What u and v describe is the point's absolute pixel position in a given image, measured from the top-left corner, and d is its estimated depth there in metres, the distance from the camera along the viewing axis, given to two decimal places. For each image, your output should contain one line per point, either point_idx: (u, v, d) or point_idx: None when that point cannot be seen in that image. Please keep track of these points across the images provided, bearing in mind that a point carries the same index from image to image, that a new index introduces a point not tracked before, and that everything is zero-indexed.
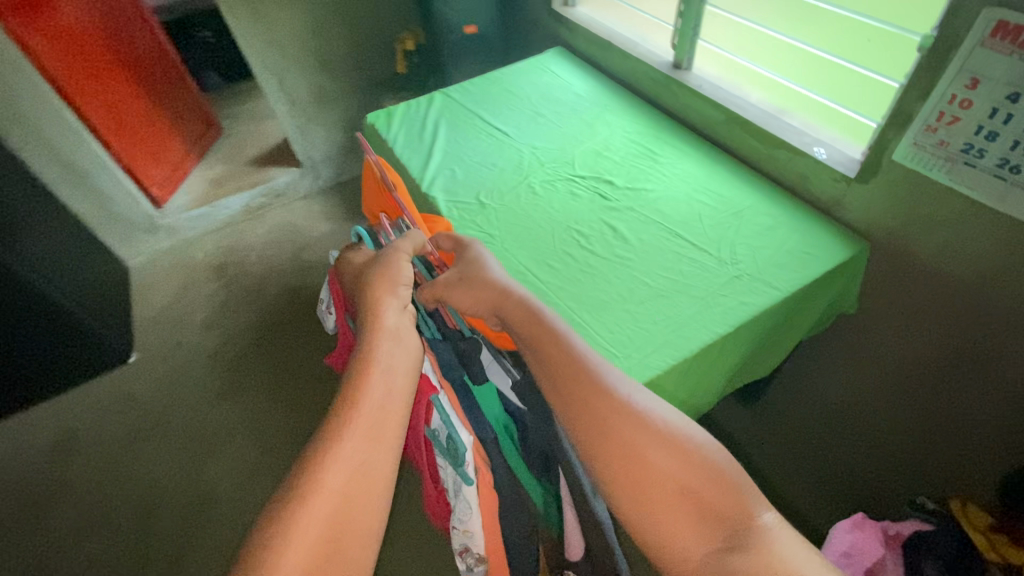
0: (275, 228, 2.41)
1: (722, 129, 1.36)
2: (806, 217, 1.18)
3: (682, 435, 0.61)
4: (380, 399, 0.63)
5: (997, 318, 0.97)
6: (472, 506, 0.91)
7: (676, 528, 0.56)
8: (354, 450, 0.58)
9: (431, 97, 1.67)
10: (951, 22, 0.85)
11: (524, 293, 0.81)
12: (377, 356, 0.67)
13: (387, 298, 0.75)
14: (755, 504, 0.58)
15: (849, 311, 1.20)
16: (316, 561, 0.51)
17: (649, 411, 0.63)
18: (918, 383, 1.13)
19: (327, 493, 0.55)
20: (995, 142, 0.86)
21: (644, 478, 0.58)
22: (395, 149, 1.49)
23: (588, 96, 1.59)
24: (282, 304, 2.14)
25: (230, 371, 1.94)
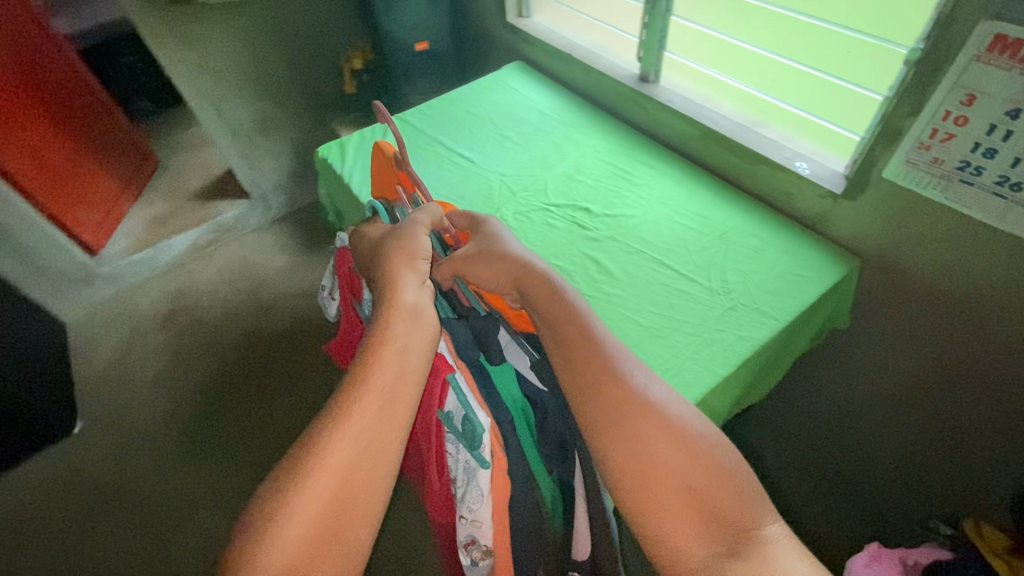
0: (226, 264, 2.23)
1: (697, 144, 1.30)
2: (794, 236, 1.13)
3: (694, 429, 0.59)
4: (391, 377, 0.64)
5: (1000, 337, 0.93)
6: (482, 491, 0.76)
7: (676, 527, 0.54)
8: (359, 426, 0.60)
9: (386, 124, 1.55)
10: (941, 37, 0.81)
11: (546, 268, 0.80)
12: (389, 335, 0.68)
13: (406, 273, 0.77)
14: (763, 511, 0.56)
15: (843, 328, 1.16)
16: (315, 530, 0.54)
17: (662, 399, 0.62)
18: (917, 400, 1.10)
19: (332, 464, 0.57)
20: (993, 159, 0.81)
21: (652, 468, 0.56)
22: (352, 186, 1.37)
23: (554, 114, 1.51)
24: (241, 350, 1.97)
25: (190, 432, 1.77)
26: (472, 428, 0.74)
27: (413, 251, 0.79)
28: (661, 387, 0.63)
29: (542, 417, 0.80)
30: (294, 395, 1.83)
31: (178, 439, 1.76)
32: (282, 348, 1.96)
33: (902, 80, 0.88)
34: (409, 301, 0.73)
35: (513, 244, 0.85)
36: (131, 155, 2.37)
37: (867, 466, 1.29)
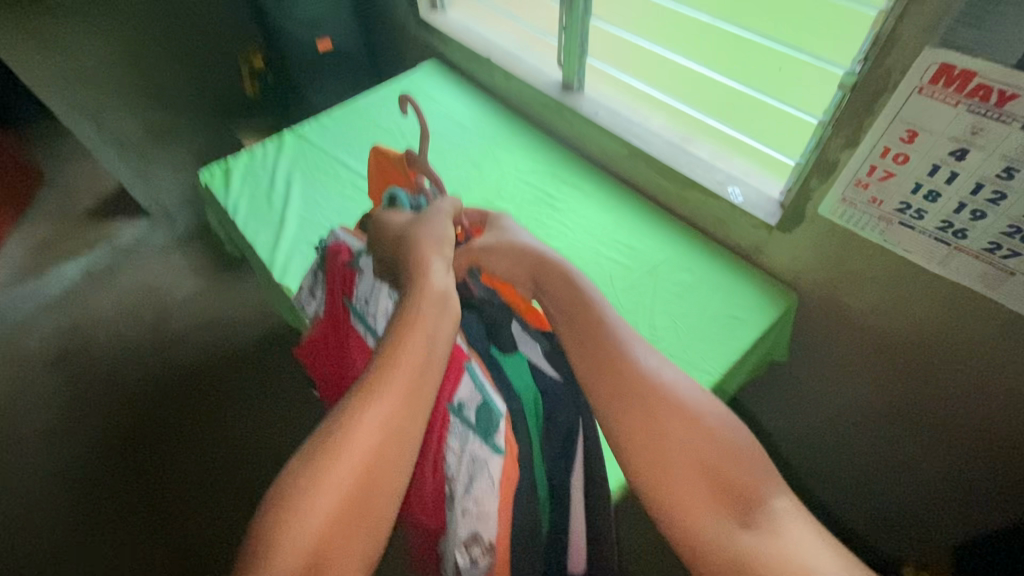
0: (122, 288, 1.95)
1: (625, 162, 1.18)
2: (728, 270, 1.03)
3: (699, 405, 0.53)
4: (420, 360, 0.58)
5: (945, 383, 0.86)
6: (491, 483, 0.68)
7: (684, 491, 0.48)
8: (390, 407, 0.53)
9: (280, 140, 1.35)
10: (879, 65, 0.70)
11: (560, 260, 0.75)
12: (420, 316, 0.61)
13: (431, 259, 0.69)
14: (776, 488, 0.48)
15: (781, 359, 1.07)
16: (338, 515, 0.47)
17: (667, 376, 0.56)
18: (877, 437, 1.02)
19: (359, 443, 0.51)
20: (936, 202, 0.72)
21: (655, 441, 0.51)
22: (237, 222, 1.18)
23: (473, 126, 1.36)
24: (136, 386, 1.71)
25: (86, 493, 1.50)
26: (488, 415, 0.70)
27: (441, 237, 0.73)
28: (666, 365, 0.58)
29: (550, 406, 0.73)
30: (201, 437, 1.59)
31: (51, 502, 1.50)
32: (188, 384, 1.70)
33: (837, 106, 0.77)
34: (440, 288, 0.65)
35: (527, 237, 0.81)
36: (10, 169, 2.07)
37: (829, 493, 1.22)
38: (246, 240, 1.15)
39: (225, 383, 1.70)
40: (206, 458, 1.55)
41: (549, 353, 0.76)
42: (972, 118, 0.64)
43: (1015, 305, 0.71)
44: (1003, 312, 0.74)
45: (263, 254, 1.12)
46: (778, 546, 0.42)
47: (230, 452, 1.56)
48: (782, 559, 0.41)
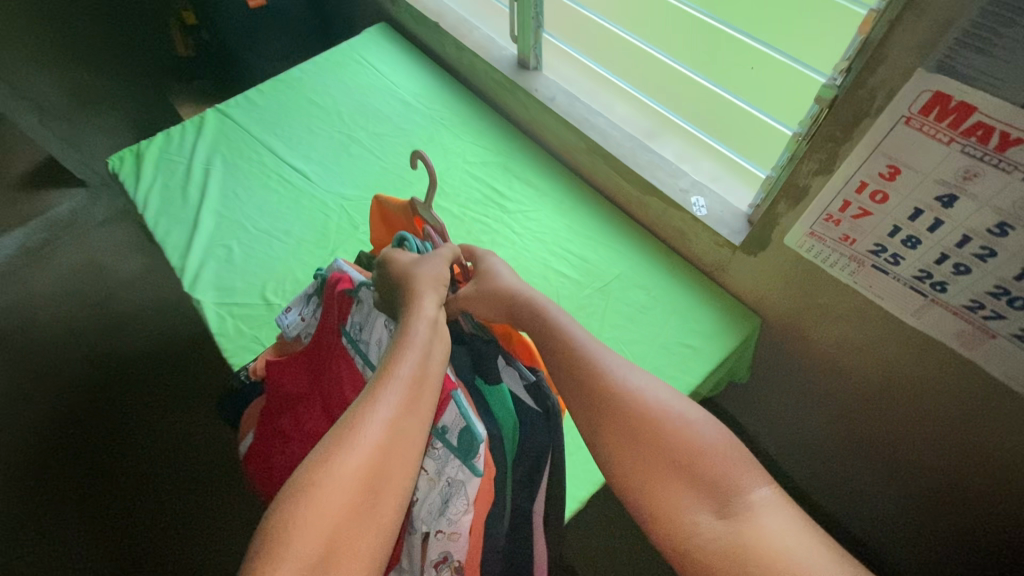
0: (60, 266, 1.78)
1: (584, 156, 1.04)
2: (687, 290, 0.93)
3: (674, 407, 0.52)
4: (424, 355, 0.54)
5: (915, 429, 0.78)
6: (468, 502, 0.57)
7: (658, 482, 0.48)
8: (398, 400, 0.50)
9: (200, 120, 1.20)
10: (861, 83, 0.57)
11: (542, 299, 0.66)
12: (419, 313, 0.58)
13: (432, 283, 0.62)
14: (757, 476, 0.48)
15: (742, 378, 0.97)
16: (349, 508, 0.43)
17: (641, 381, 0.55)
18: (841, 465, 0.95)
19: (367, 436, 0.47)
20: (915, 250, 0.61)
21: (635, 448, 0.50)
22: (147, 219, 1.05)
23: (420, 106, 1.20)
24: (51, 389, 1.45)
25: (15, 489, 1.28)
26: (470, 439, 0.57)
27: (432, 271, 0.64)
28: (640, 372, 0.56)
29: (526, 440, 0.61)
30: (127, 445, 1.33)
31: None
32: (111, 385, 1.43)
33: (812, 119, 0.64)
34: (433, 304, 0.59)
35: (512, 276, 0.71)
36: None
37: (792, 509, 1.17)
38: (157, 241, 1.03)
39: (154, 381, 1.44)
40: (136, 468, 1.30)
41: (532, 383, 0.62)
42: (966, 160, 0.52)
43: (995, 368, 0.63)
44: (980, 373, 0.65)
45: (173, 259, 1.00)
46: (757, 537, 0.43)
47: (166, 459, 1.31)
48: (760, 548, 0.43)
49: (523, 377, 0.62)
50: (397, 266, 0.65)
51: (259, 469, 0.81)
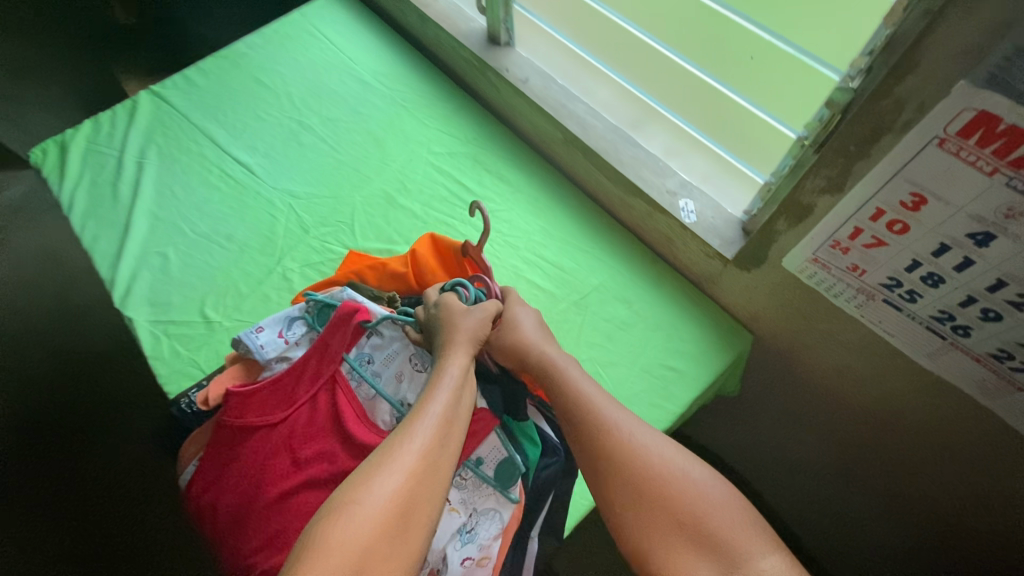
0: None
1: (561, 148, 0.93)
2: (672, 303, 0.83)
3: (678, 465, 0.48)
4: (454, 396, 0.53)
5: (922, 469, 0.69)
6: (500, 527, 0.59)
7: (663, 543, 0.44)
8: (430, 435, 0.49)
9: (133, 104, 1.07)
10: (884, 91, 0.47)
11: (566, 357, 0.61)
12: (456, 362, 0.57)
13: (472, 332, 0.60)
14: (765, 544, 0.43)
15: (731, 394, 0.88)
16: (379, 532, 0.42)
17: (643, 435, 0.50)
18: (834, 498, 0.87)
19: (403, 464, 0.46)
20: (936, 289, 0.52)
21: (635, 503, 0.46)
22: (73, 221, 0.94)
23: (379, 86, 1.07)
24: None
25: None
26: (510, 467, 0.61)
27: (475, 324, 0.61)
28: (643, 424, 0.52)
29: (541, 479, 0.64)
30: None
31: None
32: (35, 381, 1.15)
33: (821, 123, 0.54)
34: (467, 358, 0.58)
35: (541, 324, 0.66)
36: None
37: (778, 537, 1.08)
38: (84, 247, 0.92)
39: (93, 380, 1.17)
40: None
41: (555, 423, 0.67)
42: (1010, 195, 0.42)
43: (1017, 422, 0.55)
44: (1000, 422, 0.57)
45: (102, 268, 0.90)
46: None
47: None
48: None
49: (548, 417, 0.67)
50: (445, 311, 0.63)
51: (197, 508, 0.67)
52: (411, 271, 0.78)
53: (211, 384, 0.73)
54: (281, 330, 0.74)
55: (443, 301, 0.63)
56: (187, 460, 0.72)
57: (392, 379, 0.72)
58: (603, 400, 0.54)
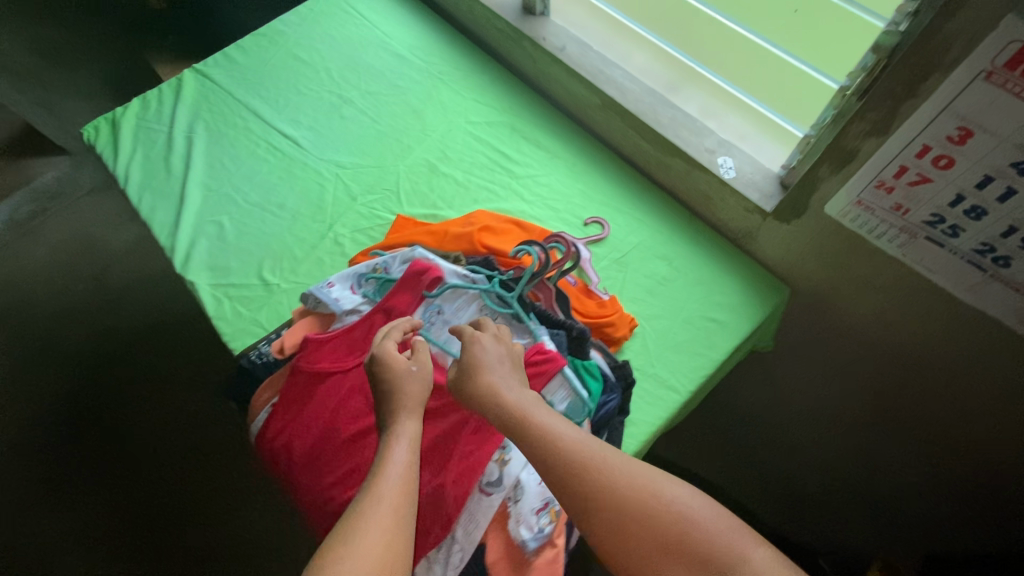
0: (56, 237, 1.71)
1: (597, 113, 0.96)
2: (710, 259, 0.87)
3: (649, 479, 0.50)
4: (410, 461, 0.54)
5: (954, 404, 0.73)
6: None
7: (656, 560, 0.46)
8: (396, 498, 0.50)
9: (177, 82, 1.10)
10: (933, 31, 0.50)
11: (524, 397, 0.58)
12: (403, 431, 0.57)
13: (415, 398, 0.60)
14: (750, 538, 0.46)
15: (765, 348, 0.91)
16: None
17: (610, 459, 0.51)
18: (862, 446, 0.90)
19: (367, 540, 0.46)
20: (978, 221, 0.55)
21: (623, 531, 0.47)
22: (129, 192, 0.98)
23: (413, 59, 1.10)
24: (50, 352, 1.38)
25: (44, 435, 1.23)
26: (579, 404, 0.67)
27: (417, 385, 0.61)
28: (608, 451, 0.52)
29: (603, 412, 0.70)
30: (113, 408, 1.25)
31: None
32: (117, 362, 1.32)
33: (865, 71, 0.57)
34: (411, 423, 0.58)
35: (501, 356, 0.62)
36: None
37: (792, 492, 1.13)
38: (143, 218, 0.96)
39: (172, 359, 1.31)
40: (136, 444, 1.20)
41: (615, 364, 0.75)
42: None
43: None
44: None
45: (161, 238, 0.94)
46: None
47: (172, 446, 1.20)
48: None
49: (609, 360, 0.75)
50: (388, 367, 0.62)
51: (273, 451, 0.74)
52: (477, 229, 0.85)
53: (287, 334, 0.78)
54: (352, 287, 0.78)
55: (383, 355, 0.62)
56: (261, 404, 0.77)
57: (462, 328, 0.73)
58: (571, 437, 0.53)
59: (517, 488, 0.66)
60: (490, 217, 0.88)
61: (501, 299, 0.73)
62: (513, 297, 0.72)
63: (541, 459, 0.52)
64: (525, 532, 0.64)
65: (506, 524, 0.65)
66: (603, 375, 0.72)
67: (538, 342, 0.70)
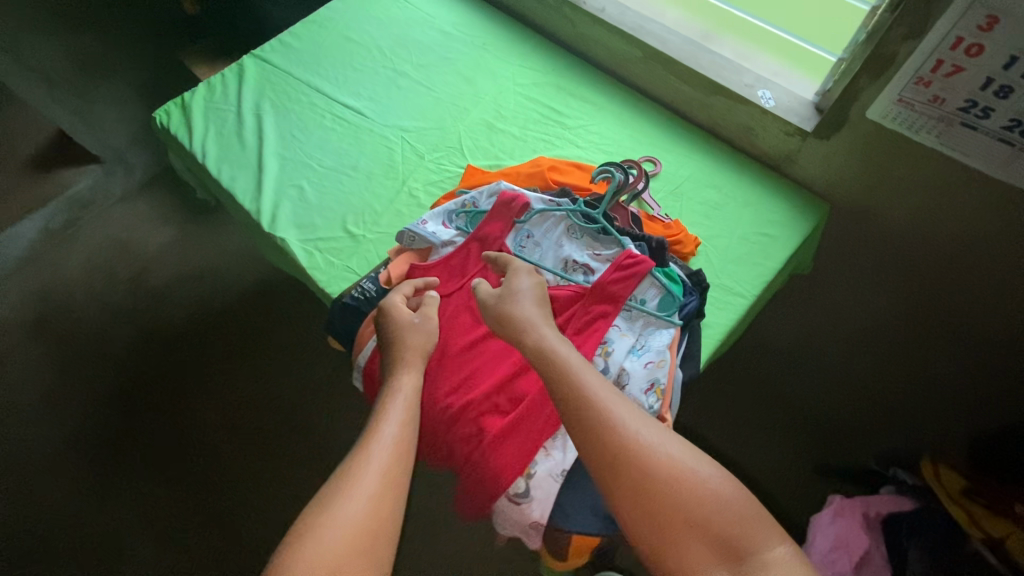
0: (88, 245, 1.68)
1: (639, 66, 1.06)
2: (757, 184, 0.96)
3: (683, 460, 0.58)
4: (405, 418, 0.68)
5: (989, 289, 0.82)
6: (668, 341, 0.73)
7: (684, 541, 0.54)
8: (390, 451, 0.64)
9: (238, 66, 1.17)
10: None
11: (552, 342, 0.68)
12: (402, 386, 0.71)
13: (413, 355, 0.74)
14: (773, 535, 0.54)
15: (803, 271, 0.99)
16: (352, 538, 0.56)
17: (645, 431, 0.60)
18: (904, 349, 0.99)
19: (367, 482, 0.61)
20: (1006, 100, 0.66)
21: (651, 499, 0.56)
22: (207, 165, 1.04)
23: (458, 34, 1.19)
24: (121, 347, 1.49)
25: (131, 417, 1.38)
26: (671, 298, 0.76)
27: (418, 339, 0.76)
28: (646, 423, 0.61)
29: (689, 308, 0.76)
30: (193, 391, 1.41)
31: (31, 498, 1.30)
32: (185, 354, 1.46)
33: None
34: (409, 377, 0.72)
35: (533, 304, 0.73)
36: None
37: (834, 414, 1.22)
38: (223, 188, 1.03)
39: (218, 362, 1.45)
40: (225, 419, 1.38)
41: (690, 272, 0.81)
42: None
43: None
44: None
45: (245, 204, 1.00)
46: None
47: (261, 417, 1.38)
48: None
49: (684, 268, 0.82)
50: (394, 325, 0.76)
51: None
52: (547, 168, 0.93)
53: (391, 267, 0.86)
54: (445, 223, 0.86)
55: (391, 315, 0.76)
56: (367, 336, 0.84)
57: (553, 246, 0.81)
58: (615, 402, 0.62)
59: (623, 375, 0.71)
60: (557, 159, 0.97)
61: (587, 218, 0.81)
62: (599, 214, 0.81)
63: (583, 418, 0.61)
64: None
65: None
66: (683, 279, 0.79)
67: (626, 249, 0.77)
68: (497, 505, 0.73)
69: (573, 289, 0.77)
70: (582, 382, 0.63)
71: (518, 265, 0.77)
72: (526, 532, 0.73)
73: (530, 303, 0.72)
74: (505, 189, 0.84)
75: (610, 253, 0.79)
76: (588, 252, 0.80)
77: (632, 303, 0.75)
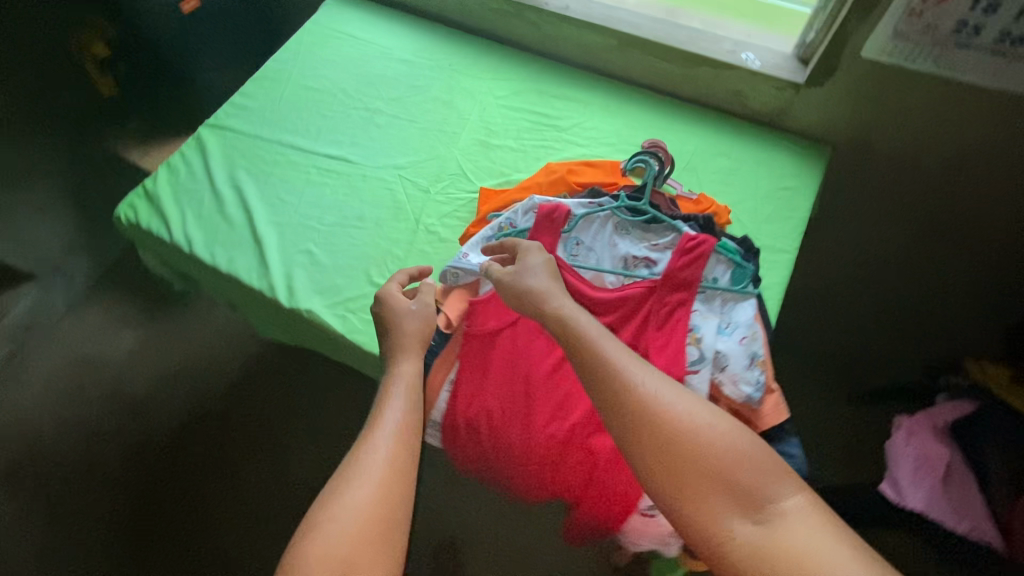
0: (39, 373, 1.42)
1: (615, 55, 1.07)
2: (760, 143, 0.99)
3: (698, 411, 0.55)
4: (407, 403, 0.66)
5: (998, 188, 0.89)
6: (753, 313, 0.74)
7: (700, 492, 0.50)
8: (392, 439, 0.62)
9: (197, 141, 1.07)
10: None
11: (564, 307, 0.65)
12: (399, 372, 0.69)
13: (409, 340, 0.73)
14: (791, 485, 0.51)
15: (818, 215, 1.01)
16: (360, 532, 0.54)
17: (658, 384, 0.57)
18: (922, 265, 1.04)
19: (371, 472, 0.59)
20: (994, 15, 0.73)
21: (665, 451, 0.52)
22: (197, 252, 0.95)
23: (419, 60, 1.16)
24: (117, 473, 1.31)
25: (151, 547, 1.23)
26: (742, 271, 0.76)
27: (416, 324, 0.74)
28: (659, 378, 0.57)
29: (758, 276, 0.77)
30: (213, 497, 1.28)
31: None
32: (194, 460, 1.31)
33: None
34: (408, 363, 0.71)
35: (545, 276, 0.70)
36: None
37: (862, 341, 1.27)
38: (223, 272, 0.93)
39: (240, 461, 1.32)
40: (262, 517, 1.26)
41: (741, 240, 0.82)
42: None
43: None
44: None
45: (254, 282, 0.92)
46: (790, 544, 0.46)
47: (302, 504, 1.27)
48: (790, 556, 0.46)
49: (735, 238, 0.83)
50: (389, 313, 0.75)
51: (471, 425, 0.77)
52: (565, 172, 0.92)
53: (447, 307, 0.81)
54: None
55: (384, 301, 0.75)
56: (439, 386, 0.79)
57: (607, 247, 0.80)
58: (632, 355, 0.60)
59: (720, 357, 0.71)
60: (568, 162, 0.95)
61: (633, 211, 0.81)
62: (645, 205, 0.80)
63: (597, 371, 0.58)
64: (747, 387, 0.69)
65: (723, 391, 0.70)
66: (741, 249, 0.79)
67: (684, 233, 0.77)
68: (629, 522, 0.71)
69: (642, 284, 0.75)
70: (597, 339, 0.61)
71: (527, 243, 0.75)
72: (664, 541, 0.71)
73: (541, 276, 0.70)
74: (541, 202, 0.81)
75: (670, 242, 0.78)
76: (644, 245, 0.79)
77: (707, 284, 0.75)
